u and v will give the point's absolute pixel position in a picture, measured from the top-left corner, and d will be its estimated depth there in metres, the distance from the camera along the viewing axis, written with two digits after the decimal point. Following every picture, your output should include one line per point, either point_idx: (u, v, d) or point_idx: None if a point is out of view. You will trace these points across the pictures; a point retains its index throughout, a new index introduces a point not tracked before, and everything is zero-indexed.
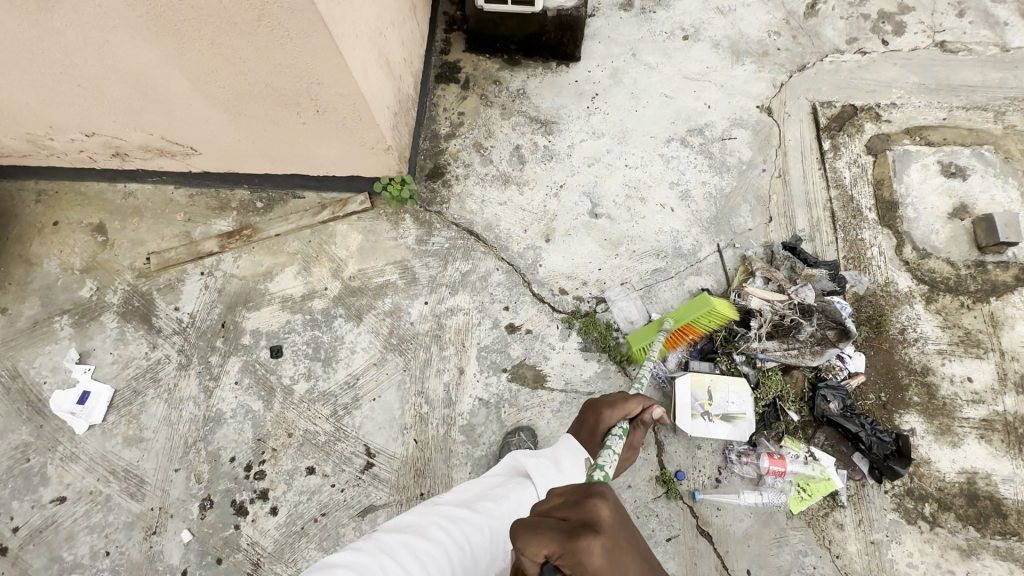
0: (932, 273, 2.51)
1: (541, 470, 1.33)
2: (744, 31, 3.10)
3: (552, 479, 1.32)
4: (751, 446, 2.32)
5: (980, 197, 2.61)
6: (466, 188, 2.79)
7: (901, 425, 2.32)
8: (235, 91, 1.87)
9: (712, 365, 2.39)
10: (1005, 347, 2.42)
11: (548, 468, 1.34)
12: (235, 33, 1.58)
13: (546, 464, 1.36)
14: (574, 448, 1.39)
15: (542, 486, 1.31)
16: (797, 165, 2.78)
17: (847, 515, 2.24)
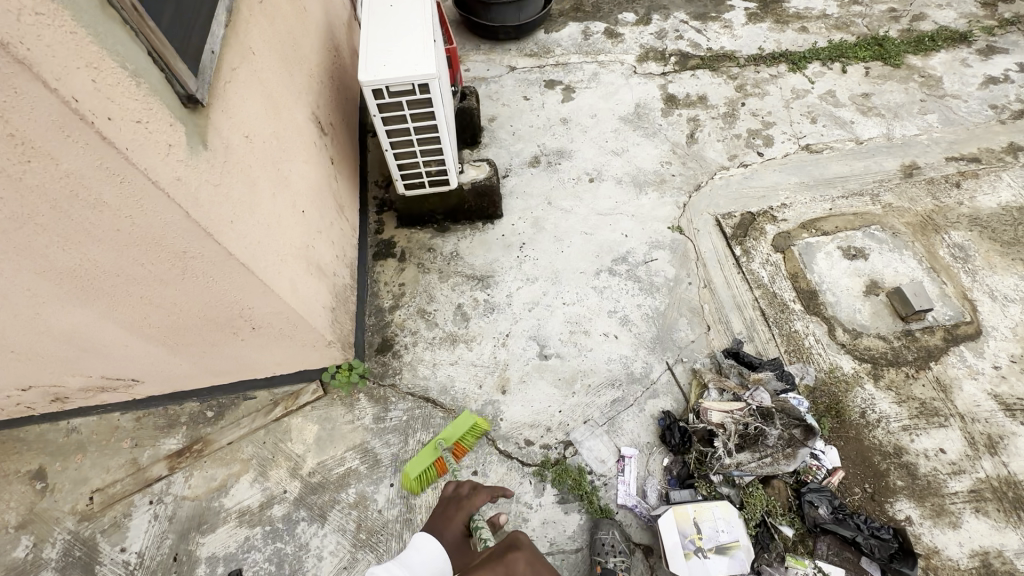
0: (870, 350, 2.63)
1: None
2: (641, 165, 3.52)
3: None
4: (757, 575, 2.17)
5: (885, 272, 2.85)
6: (416, 356, 2.85)
7: (897, 515, 2.24)
8: (169, 328, 1.94)
9: (693, 492, 2.33)
10: (962, 410, 2.46)
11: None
12: (162, 287, 1.69)
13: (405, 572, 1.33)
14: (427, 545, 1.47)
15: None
16: (718, 272, 2.99)
17: None
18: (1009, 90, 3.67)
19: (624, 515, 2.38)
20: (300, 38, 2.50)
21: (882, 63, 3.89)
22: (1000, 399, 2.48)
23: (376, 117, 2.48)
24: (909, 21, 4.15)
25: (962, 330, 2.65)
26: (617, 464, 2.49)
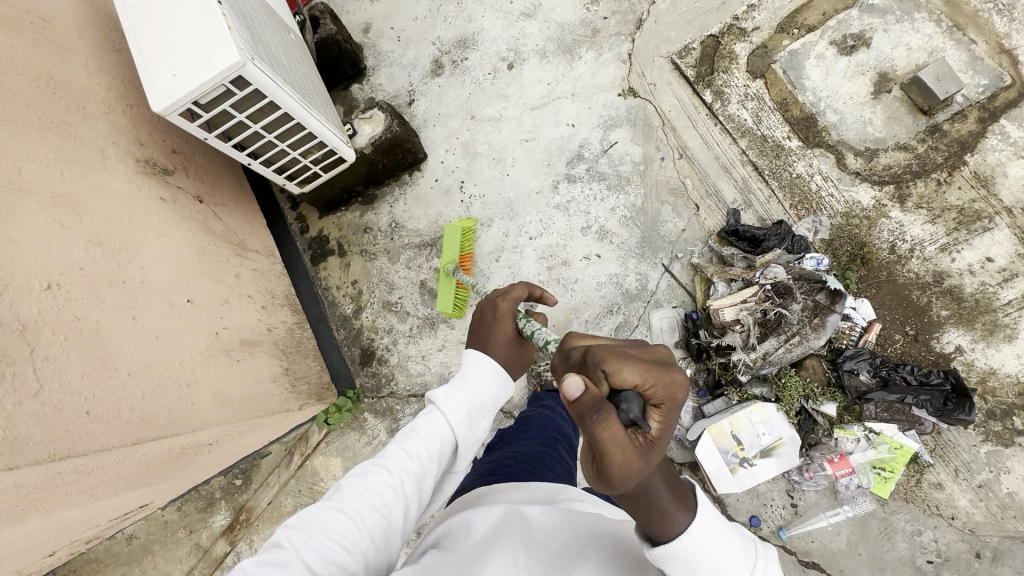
0: (890, 167, 2.18)
1: (448, 393, 1.31)
2: (561, 18, 2.74)
3: (456, 396, 1.31)
4: (807, 458, 2.10)
5: (895, 55, 2.23)
6: (401, 354, 2.63)
7: (944, 349, 2.05)
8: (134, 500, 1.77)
9: (725, 401, 2.18)
10: (1010, 202, 2.08)
11: (456, 388, 1.32)
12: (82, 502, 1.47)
13: (464, 381, 1.33)
14: (477, 360, 1.36)
15: (447, 410, 1.28)
16: (691, 131, 2.45)
17: (939, 473, 2.02)
18: None
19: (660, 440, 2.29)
20: (61, 65, 1.80)
21: None
22: None
23: (210, 139, 1.88)
24: None
25: (1000, 99, 2.12)
26: None
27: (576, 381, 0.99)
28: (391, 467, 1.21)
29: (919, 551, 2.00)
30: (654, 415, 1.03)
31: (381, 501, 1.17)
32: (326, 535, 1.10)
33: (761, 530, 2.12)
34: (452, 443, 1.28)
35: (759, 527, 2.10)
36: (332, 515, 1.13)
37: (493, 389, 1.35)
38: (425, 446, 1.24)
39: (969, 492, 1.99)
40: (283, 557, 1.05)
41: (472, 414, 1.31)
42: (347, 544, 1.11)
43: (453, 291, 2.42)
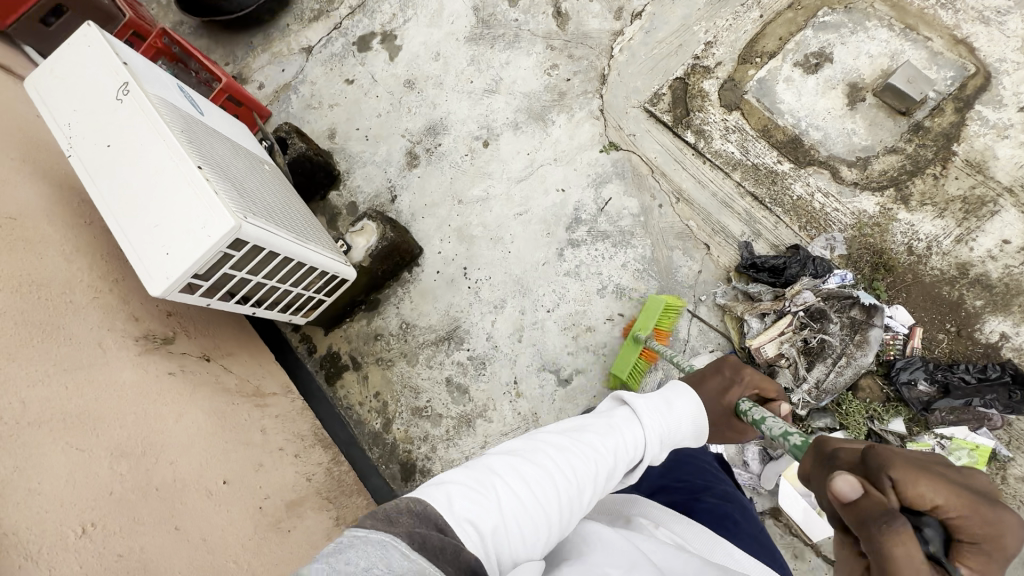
0: (885, 171, 2.22)
1: (652, 408, 1.22)
2: (526, 88, 2.78)
3: (660, 414, 1.22)
4: None
5: (859, 65, 2.30)
6: (443, 460, 2.49)
7: (991, 338, 2.04)
8: None
9: None
10: (1008, 182, 2.12)
11: (662, 407, 1.23)
12: None
13: (662, 403, 1.24)
14: (685, 391, 1.28)
15: (649, 424, 1.19)
16: (683, 173, 2.46)
17: (1023, 466, 1.97)
18: None
19: None
20: (39, 263, 1.68)
21: None
22: None
23: (213, 303, 1.81)
24: None
25: (970, 87, 2.19)
26: None
27: (854, 482, 0.80)
28: (571, 446, 1.11)
29: None
30: (966, 565, 0.74)
31: (578, 484, 1.07)
32: (506, 503, 1.00)
33: None
34: (637, 456, 1.17)
35: None
36: (511, 477, 1.04)
37: (688, 426, 1.24)
38: (615, 442, 1.15)
39: None
40: (468, 506, 0.96)
41: (662, 442, 1.20)
42: (525, 514, 1.00)
43: (635, 360, 2.22)
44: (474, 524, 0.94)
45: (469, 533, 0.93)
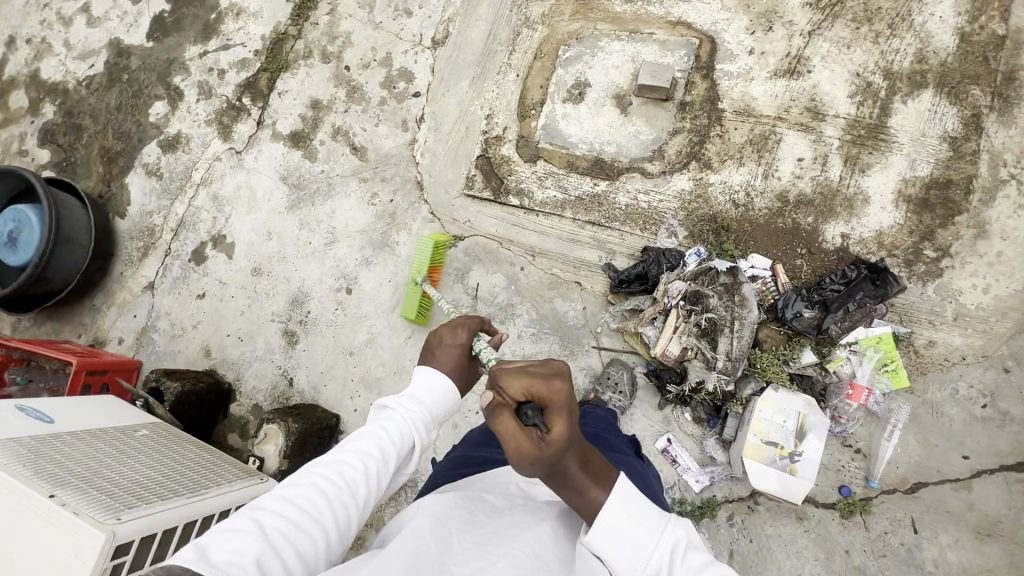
0: (679, 151, 2.43)
1: (406, 397, 1.41)
2: (360, 224, 2.87)
3: (414, 400, 1.40)
4: (833, 407, 2.13)
5: (612, 79, 2.56)
6: None
7: (835, 243, 2.22)
8: None
9: (736, 418, 2.18)
10: (775, 112, 2.36)
11: (415, 395, 1.42)
12: None
13: (413, 392, 1.42)
14: (433, 368, 1.46)
15: (404, 407, 1.38)
16: (526, 232, 2.59)
17: (923, 334, 2.12)
18: None
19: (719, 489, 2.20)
20: None
21: None
22: (780, 72, 2.39)
23: None
24: None
25: (703, 55, 2.48)
26: (668, 459, 2.25)
27: (488, 396, 1.17)
28: (339, 460, 1.27)
29: (969, 405, 2.06)
30: (552, 424, 1.15)
31: (348, 481, 1.24)
32: (270, 527, 1.12)
33: (855, 492, 2.10)
34: (408, 445, 1.35)
35: (852, 492, 2.10)
36: (278, 505, 1.17)
37: (447, 397, 1.44)
38: (378, 440, 1.31)
39: (955, 329, 2.10)
40: (228, 547, 1.05)
41: (429, 423, 1.39)
42: (291, 532, 1.13)
43: (417, 298, 2.53)
44: (237, 559, 1.03)
45: (234, 571, 1.01)
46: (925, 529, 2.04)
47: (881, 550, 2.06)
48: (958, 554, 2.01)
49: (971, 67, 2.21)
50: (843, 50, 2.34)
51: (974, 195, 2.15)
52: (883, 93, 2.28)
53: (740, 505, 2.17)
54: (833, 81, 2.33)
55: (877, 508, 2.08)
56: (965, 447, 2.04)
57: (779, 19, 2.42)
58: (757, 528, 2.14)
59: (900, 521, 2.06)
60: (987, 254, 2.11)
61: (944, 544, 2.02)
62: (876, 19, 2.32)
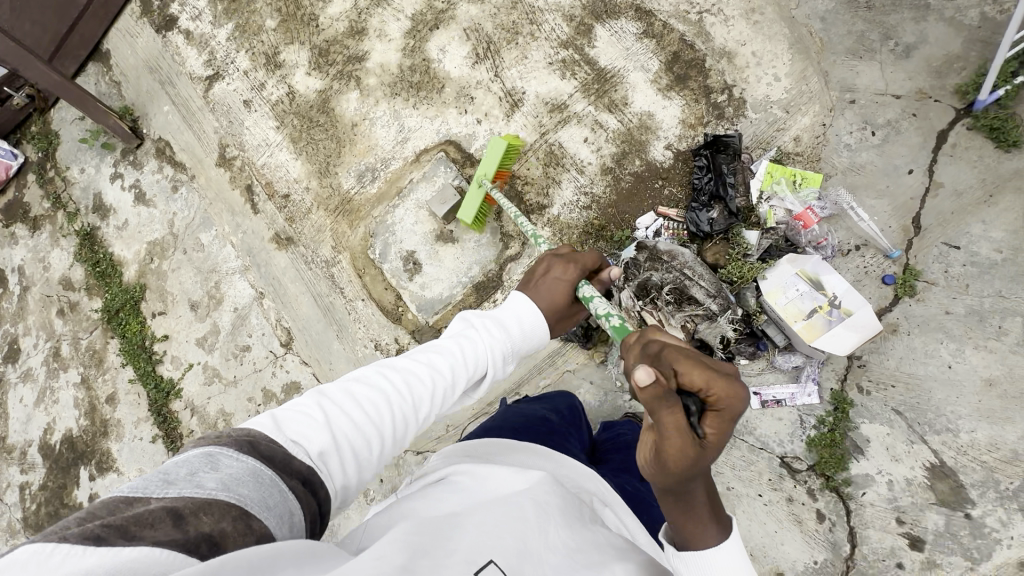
0: (515, 219, 2.56)
1: (493, 330, 1.44)
2: None
3: (506, 338, 1.43)
4: (808, 240, 2.18)
5: (422, 230, 2.69)
6: None
7: (670, 156, 2.39)
8: None
9: (772, 323, 2.15)
10: (536, 134, 2.60)
11: (500, 333, 1.44)
12: None
13: (500, 318, 1.47)
14: (522, 301, 1.51)
15: (486, 340, 1.41)
16: (495, 383, 2.55)
17: (786, 141, 2.28)
18: (148, 180, 3.42)
19: (827, 378, 2.13)
20: None
21: (144, 299, 3.32)
22: (509, 112, 2.66)
23: None
24: (73, 292, 3.48)
25: (455, 156, 2.72)
26: (774, 404, 2.16)
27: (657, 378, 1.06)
28: (411, 370, 1.34)
29: (865, 142, 2.21)
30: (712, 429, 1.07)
31: (416, 395, 1.31)
32: (337, 425, 1.17)
33: (896, 272, 2.11)
34: (482, 373, 1.40)
35: (893, 274, 2.10)
36: (344, 401, 1.23)
37: (529, 335, 1.48)
38: (455, 358, 1.37)
39: (795, 116, 2.29)
40: (301, 429, 1.12)
41: (505, 356, 1.44)
42: (353, 434, 1.18)
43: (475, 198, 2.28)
44: (307, 445, 1.09)
45: (300, 450, 1.07)
46: (960, 237, 2.07)
47: (962, 284, 2.05)
48: (998, 227, 2.04)
49: None
50: (525, 62, 2.67)
51: (697, 43, 2.44)
52: (576, 55, 2.59)
53: (854, 372, 2.11)
54: (542, 82, 2.63)
55: (919, 261, 2.09)
56: (901, 166, 2.16)
57: (470, 91, 2.74)
58: (884, 371, 2.08)
59: (941, 252, 2.08)
60: (748, 60, 2.37)
61: (982, 230, 2.05)
62: (519, 29, 2.71)
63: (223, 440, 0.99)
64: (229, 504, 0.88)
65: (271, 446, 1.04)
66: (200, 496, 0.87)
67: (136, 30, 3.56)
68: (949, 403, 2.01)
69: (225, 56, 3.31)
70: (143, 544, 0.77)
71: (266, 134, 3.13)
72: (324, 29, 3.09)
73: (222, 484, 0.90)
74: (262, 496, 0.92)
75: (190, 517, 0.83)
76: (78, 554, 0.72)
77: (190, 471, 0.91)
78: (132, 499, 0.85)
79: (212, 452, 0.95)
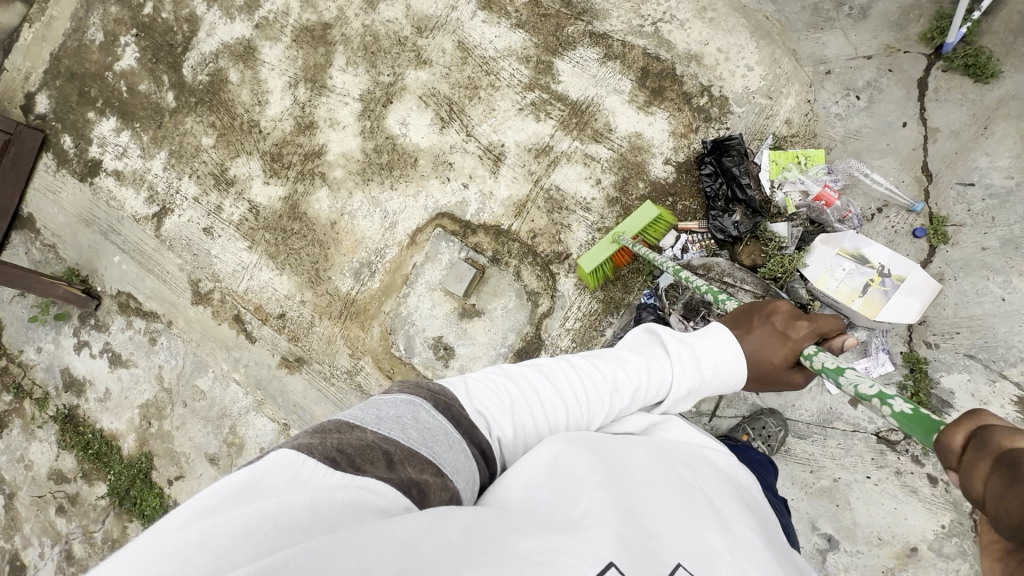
0: (536, 275, 2.46)
1: (674, 357, 1.23)
2: None
3: (688, 371, 1.22)
4: (834, 217, 2.18)
5: (441, 312, 2.55)
6: None
7: (671, 170, 2.36)
8: None
9: (826, 307, 2.14)
10: (530, 184, 2.51)
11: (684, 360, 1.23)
12: None
13: (696, 350, 1.23)
14: (719, 339, 1.25)
15: (670, 367, 1.22)
16: None
17: (778, 126, 2.29)
18: (119, 339, 3.12)
19: (893, 343, 2.13)
20: None
21: (154, 467, 3.00)
22: (494, 170, 2.56)
23: None
24: (69, 483, 3.12)
25: (451, 227, 2.59)
26: None
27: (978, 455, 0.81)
28: (595, 377, 1.19)
29: (853, 107, 2.24)
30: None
31: (592, 403, 1.16)
32: (520, 415, 1.09)
33: (924, 223, 2.14)
34: (658, 393, 1.21)
35: (922, 226, 2.14)
36: (527, 388, 1.14)
37: (723, 377, 1.23)
38: (637, 370, 1.21)
39: (779, 101, 2.30)
40: (486, 402, 1.08)
41: (688, 391, 1.22)
42: (532, 428, 1.10)
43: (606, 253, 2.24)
44: (491, 426, 1.05)
45: (484, 425, 1.04)
46: (971, 174, 2.12)
47: (989, 217, 2.09)
48: (1003, 155, 2.10)
49: (546, 26, 2.56)
50: (495, 114, 2.59)
51: (661, 53, 2.42)
52: (545, 95, 2.53)
53: (917, 329, 2.12)
54: (519, 130, 2.55)
55: (941, 208, 2.14)
56: (894, 123, 2.20)
57: (446, 158, 2.63)
58: (945, 321, 2.10)
59: (959, 192, 2.13)
60: (716, 57, 2.36)
61: (989, 162, 2.11)
62: (477, 84, 2.63)
63: (419, 392, 1.01)
64: (428, 462, 0.88)
65: (459, 411, 1.02)
66: (407, 443, 0.89)
67: (58, 185, 3.26)
68: (1016, 334, 2.04)
69: (167, 187, 3.07)
70: (369, 477, 0.80)
71: (239, 257, 2.91)
72: (269, 132, 2.91)
73: (421, 436, 0.91)
74: (451, 457, 0.92)
75: (400, 464, 0.86)
76: (322, 472, 0.77)
77: (395, 414, 0.93)
78: (353, 425, 0.88)
79: (415, 402, 0.97)
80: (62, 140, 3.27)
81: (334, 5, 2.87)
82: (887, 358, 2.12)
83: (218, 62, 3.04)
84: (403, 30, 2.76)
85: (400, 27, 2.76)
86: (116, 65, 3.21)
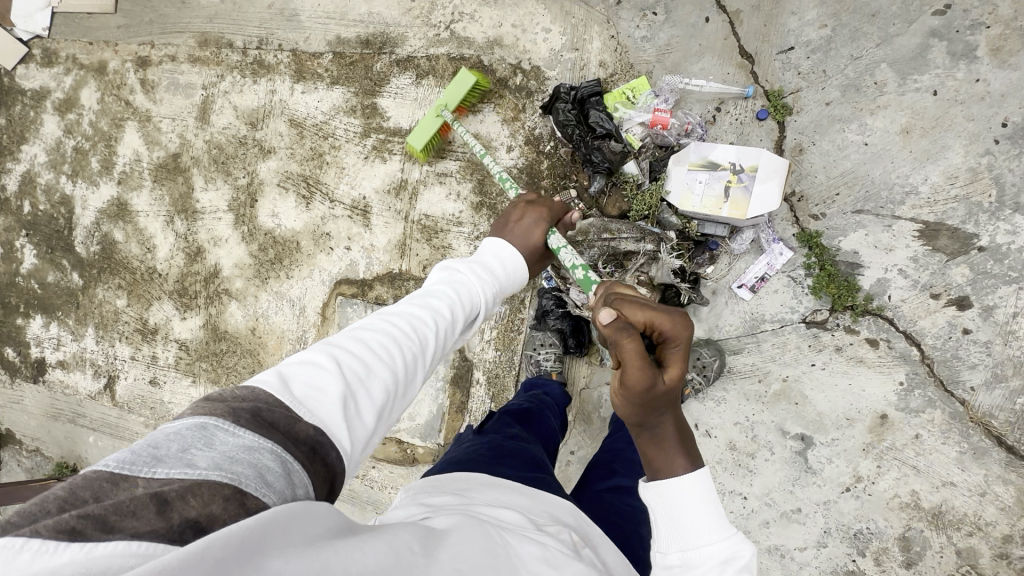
0: None
1: (473, 277, 1.43)
2: None
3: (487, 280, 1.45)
4: (677, 133, 2.15)
5: None
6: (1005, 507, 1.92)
7: (518, 155, 2.37)
8: None
9: (705, 222, 2.09)
10: (403, 222, 2.54)
11: (484, 277, 1.45)
12: None
13: (486, 264, 1.51)
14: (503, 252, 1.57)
15: (473, 289, 1.40)
16: None
17: (595, 72, 2.28)
18: None
19: (783, 228, 2.08)
20: None
21: None
22: (366, 224, 2.60)
23: None
24: None
25: (352, 291, 2.64)
26: (761, 282, 2.11)
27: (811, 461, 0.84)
28: (410, 313, 1.23)
29: (656, 23, 2.21)
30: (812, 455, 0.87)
31: (421, 334, 1.20)
32: (354, 369, 1.02)
33: (764, 104, 2.10)
34: (476, 310, 1.39)
35: (763, 107, 2.09)
36: (352, 348, 1.07)
37: (515, 271, 1.56)
38: (451, 298, 1.32)
39: (587, 48, 2.29)
40: (312, 378, 0.96)
41: (495, 294, 1.47)
42: (366, 375, 1.02)
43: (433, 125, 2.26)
44: (323, 396, 0.94)
45: (318, 398, 0.93)
46: (787, 38, 2.07)
47: (820, 72, 2.04)
48: (808, 8, 2.05)
49: (357, 72, 2.60)
50: (346, 172, 2.63)
51: (465, 52, 2.43)
52: (381, 135, 2.56)
53: (798, 206, 2.07)
54: (372, 177, 2.59)
55: (774, 82, 2.09)
56: (697, 23, 2.16)
57: (321, 229, 2.68)
58: (822, 187, 2.04)
59: (783, 60, 2.08)
60: (515, 34, 2.37)
61: (800, 21, 2.06)
62: (320, 151, 2.68)
63: (217, 409, 0.83)
64: (222, 485, 0.73)
65: (276, 408, 0.87)
66: (196, 474, 0.72)
67: (18, 394, 3.42)
68: (891, 172, 1.98)
69: (106, 358, 3.19)
70: (121, 540, 0.63)
71: (189, 394, 3.01)
72: (168, 272, 3.01)
73: (216, 463, 0.75)
74: (263, 474, 0.77)
75: (176, 503, 0.69)
76: (48, 552, 0.59)
77: (182, 447, 0.76)
78: (120, 478, 0.71)
79: (205, 424, 0.80)
80: (6, 353, 3.43)
81: (175, 135, 2.97)
82: (783, 242, 2.08)
83: (102, 228, 3.16)
84: (240, 131, 2.83)
85: (236, 129, 2.84)
86: (21, 268, 3.36)
